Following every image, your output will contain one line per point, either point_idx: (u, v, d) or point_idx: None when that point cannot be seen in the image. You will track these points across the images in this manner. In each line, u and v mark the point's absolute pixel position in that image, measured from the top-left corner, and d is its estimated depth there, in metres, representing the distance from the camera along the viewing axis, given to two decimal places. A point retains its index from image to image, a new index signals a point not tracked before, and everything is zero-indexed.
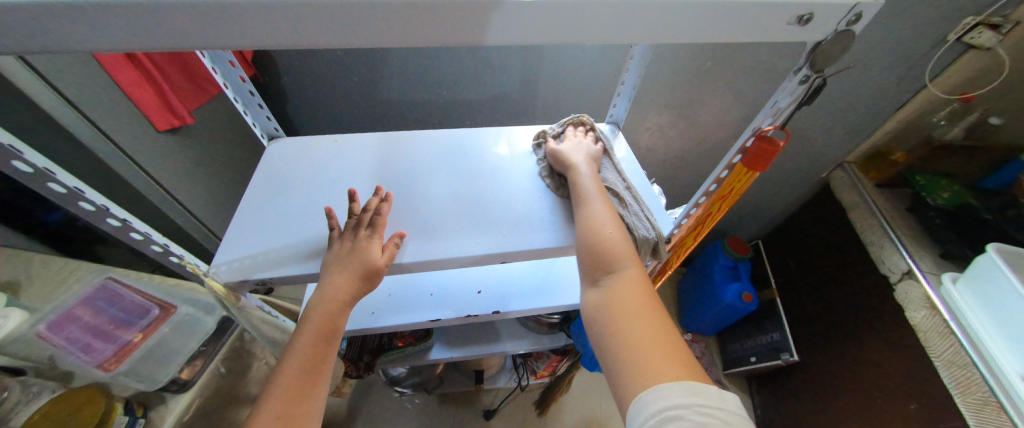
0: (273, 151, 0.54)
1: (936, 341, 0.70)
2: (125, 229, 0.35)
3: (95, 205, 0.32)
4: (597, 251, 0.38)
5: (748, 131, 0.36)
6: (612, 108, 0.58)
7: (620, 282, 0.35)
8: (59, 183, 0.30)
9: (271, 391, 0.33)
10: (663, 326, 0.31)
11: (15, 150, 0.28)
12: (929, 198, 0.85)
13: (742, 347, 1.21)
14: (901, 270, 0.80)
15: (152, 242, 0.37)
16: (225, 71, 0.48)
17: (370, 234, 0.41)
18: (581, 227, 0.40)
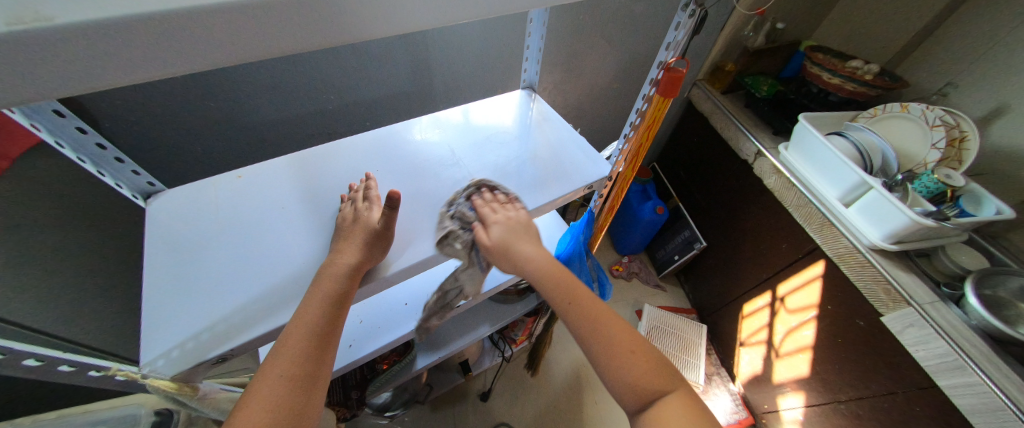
0: (155, 211, 0.40)
1: (786, 194, 0.94)
2: (13, 358, 0.25)
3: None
4: (632, 386, 0.34)
5: (656, 65, 0.39)
6: (524, 73, 0.62)
7: (660, 411, 0.33)
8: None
9: (250, 395, 0.29)
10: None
11: None
12: (756, 93, 1.09)
13: (666, 251, 1.43)
14: (753, 151, 1.04)
15: (57, 362, 0.28)
16: (51, 124, 0.36)
17: (369, 204, 0.40)
18: (599, 356, 0.35)
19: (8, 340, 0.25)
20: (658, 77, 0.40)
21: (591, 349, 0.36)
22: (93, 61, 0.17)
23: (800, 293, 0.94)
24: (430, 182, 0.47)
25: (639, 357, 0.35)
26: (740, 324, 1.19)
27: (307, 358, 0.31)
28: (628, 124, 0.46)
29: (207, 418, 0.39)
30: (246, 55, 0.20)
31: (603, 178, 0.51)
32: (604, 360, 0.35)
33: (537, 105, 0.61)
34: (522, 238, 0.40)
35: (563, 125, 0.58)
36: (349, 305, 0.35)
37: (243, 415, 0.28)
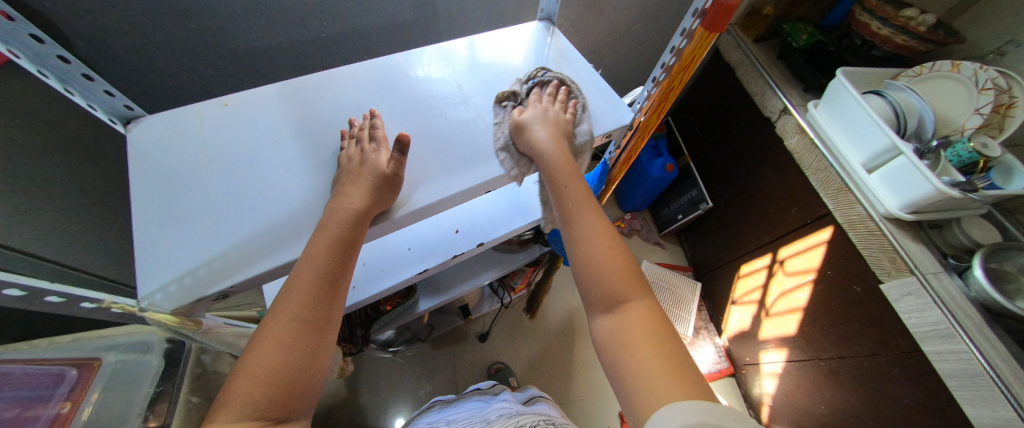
0: (137, 138, 0.37)
1: (807, 156, 0.90)
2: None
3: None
4: (597, 281, 0.35)
5: None
6: (542, 1, 0.54)
7: (623, 317, 0.32)
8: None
9: (263, 329, 0.29)
10: (669, 352, 0.30)
11: None
12: (793, 42, 0.98)
13: (670, 209, 1.41)
14: (779, 108, 0.97)
15: (43, 293, 0.27)
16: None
17: (376, 146, 0.37)
18: (574, 248, 0.37)
19: None
20: (704, 7, 0.33)
21: (568, 224, 0.38)
22: None
23: (802, 257, 0.94)
24: (434, 121, 0.43)
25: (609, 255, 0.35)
26: (735, 284, 1.22)
27: (318, 298, 0.30)
28: (659, 66, 0.40)
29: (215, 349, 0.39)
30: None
31: (623, 127, 0.47)
32: (580, 251, 0.36)
33: (556, 39, 0.54)
34: (540, 124, 0.42)
35: (583, 65, 0.52)
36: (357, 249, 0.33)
37: (258, 349, 0.28)
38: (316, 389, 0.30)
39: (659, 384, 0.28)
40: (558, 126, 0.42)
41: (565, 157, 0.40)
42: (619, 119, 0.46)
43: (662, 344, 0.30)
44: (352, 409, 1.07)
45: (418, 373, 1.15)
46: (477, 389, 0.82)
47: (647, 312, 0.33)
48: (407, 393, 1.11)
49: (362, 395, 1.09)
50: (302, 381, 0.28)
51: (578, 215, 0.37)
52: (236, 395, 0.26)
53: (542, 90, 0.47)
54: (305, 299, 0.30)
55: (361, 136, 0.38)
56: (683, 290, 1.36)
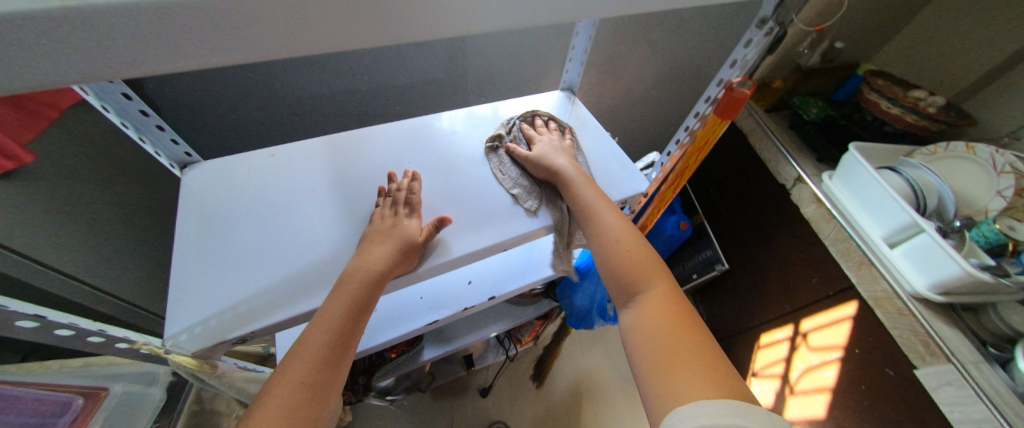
0: (190, 180, 0.41)
1: (824, 226, 0.89)
2: (46, 328, 0.28)
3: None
4: (623, 273, 0.39)
5: (717, 82, 0.36)
6: (565, 74, 0.60)
7: (648, 304, 0.37)
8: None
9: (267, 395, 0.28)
10: (693, 337, 0.33)
11: None
12: (804, 114, 1.02)
13: (685, 268, 1.36)
14: (793, 177, 0.98)
15: (86, 334, 0.30)
16: (99, 88, 0.36)
17: (409, 212, 0.40)
18: (597, 245, 0.41)
19: (41, 311, 0.27)
20: (717, 96, 0.37)
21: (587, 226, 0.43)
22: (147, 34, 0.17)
23: (825, 331, 0.89)
24: (459, 180, 0.46)
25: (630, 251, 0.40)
26: (756, 353, 1.15)
27: (325, 361, 0.31)
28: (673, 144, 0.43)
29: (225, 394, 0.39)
30: (298, 47, 0.20)
31: (638, 194, 0.48)
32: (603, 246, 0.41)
33: (577, 109, 0.58)
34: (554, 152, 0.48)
35: (601, 133, 0.55)
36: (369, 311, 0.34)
37: (257, 417, 0.27)
38: None
39: (687, 370, 0.30)
40: (570, 154, 0.48)
41: (584, 174, 0.46)
42: (634, 187, 0.48)
43: (687, 327, 0.34)
44: None
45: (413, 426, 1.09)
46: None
47: (668, 297, 0.37)
48: None
49: None
50: None
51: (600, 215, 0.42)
52: None
53: (535, 126, 0.53)
54: (311, 356, 0.30)
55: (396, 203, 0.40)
56: None
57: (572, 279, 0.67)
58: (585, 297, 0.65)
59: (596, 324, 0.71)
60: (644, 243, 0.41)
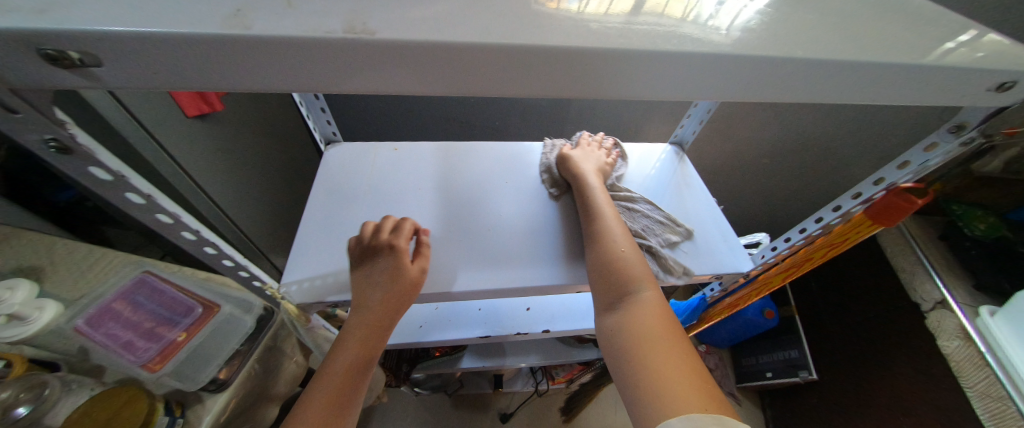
0: (330, 157, 0.48)
1: (971, 372, 0.70)
2: (218, 255, 0.36)
3: (172, 219, 0.32)
4: (611, 272, 0.38)
5: (876, 180, 0.33)
6: (678, 129, 0.58)
7: (633, 306, 0.35)
8: (137, 194, 0.29)
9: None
10: (680, 347, 0.31)
11: (136, 186, 0.29)
12: (965, 229, 0.83)
13: (759, 362, 1.19)
14: (934, 299, 0.80)
15: (239, 268, 0.38)
16: None
17: (394, 237, 0.37)
18: (592, 247, 0.40)
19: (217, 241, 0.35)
20: (874, 197, 0.33)
21: (590, 232, 0.42)
22: (383, 63, 0.19)
23: None
24: (550, 211, 0.47)
25: (625, 256, 0.38)
26: None
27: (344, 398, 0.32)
28: (799, 231, 0.38)
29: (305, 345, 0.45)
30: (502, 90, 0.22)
31: (738, 274, 0.44)
32: (598, 254, 0.40)
33: (685, 166, 0.55)
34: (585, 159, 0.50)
35: (706, 197, 0.51)
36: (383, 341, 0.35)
37: None
38: None
39: (670, 387, 0.28)
40: (599, 169, 0.50)
41: (603, 188, 0.46)
42: (734, 265, 0.44)
43: (672, 334, 0.32)
44: None
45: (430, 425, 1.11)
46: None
47: (654, 305, 0.35)
48: None
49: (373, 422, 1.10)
50: None
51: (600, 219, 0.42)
52: None
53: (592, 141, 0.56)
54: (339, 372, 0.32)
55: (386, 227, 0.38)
56: None
57: None
58: None
59: None
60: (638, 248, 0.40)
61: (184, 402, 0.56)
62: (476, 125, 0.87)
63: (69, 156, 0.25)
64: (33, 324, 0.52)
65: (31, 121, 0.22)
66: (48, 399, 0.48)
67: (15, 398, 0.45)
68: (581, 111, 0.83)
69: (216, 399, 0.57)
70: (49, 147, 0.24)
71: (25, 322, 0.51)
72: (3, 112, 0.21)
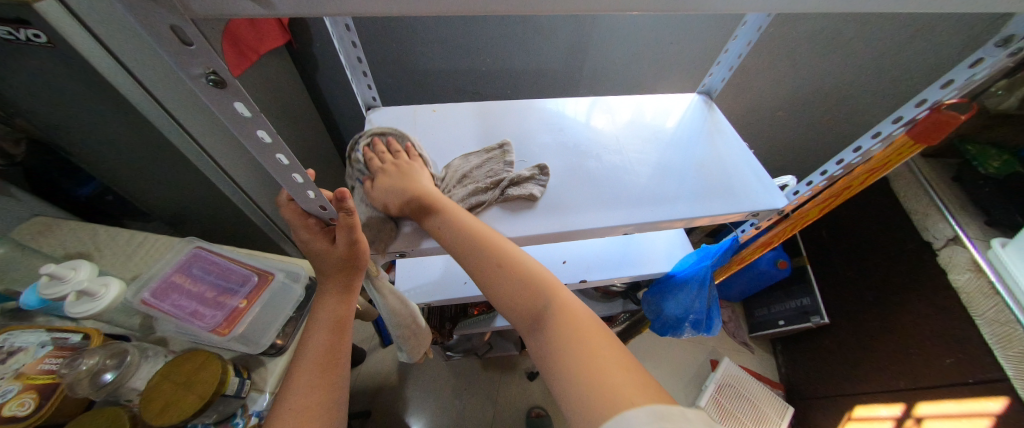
0: (372, 120, 0.53)
1: (980, 301, 0.74)
2: (319, 200, 0.35)
3: (290, 160, 0.29)
4: (510, 292, 0.38)
5: (919, 101, 0.35)
6: (707, 77, 0.58)
7: (545, 323, 0.35)
8: (266, 131, 0.27)
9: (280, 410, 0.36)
10: (601, 347, 0.33)
11: (259, 121, 0.26)
12: (979, 168, 0.85)
13: (771, 311, 1.25)
14: (946, 236, 0.83)
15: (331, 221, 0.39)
16: (339, 35, 0.48)
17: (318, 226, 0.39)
18: (477, 273, 0.39)
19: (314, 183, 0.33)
20: (915, 118, 0.35)
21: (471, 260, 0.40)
22: None
23: (953, 422, 0.74)
24: (587, 162, 0.50)
25: (513, 273, 0.38)
26: (843, 424, 1.01)
27: (319, 386, 0.38)
28: (835, 162, 0.41)
29: (373, 295, 0.52)
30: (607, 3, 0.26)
31: (773, 211, 0.46)
32: (489, 284, 0.39)
33: (715, 114, 0.57)
34: (405, 183, 0.44)
35: (737, 141, 0.53)
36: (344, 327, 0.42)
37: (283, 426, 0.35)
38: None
39: (603, 392, 0.29)
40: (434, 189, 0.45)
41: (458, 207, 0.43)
42: (772, 200, 0.46)
43: (590, 338, 0.34)
44: (397, 397, 1.14)
45: (462, 386, 1.18)
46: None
47: (564, 309, 0.36)
48: (447, 403, 1.14)
49: (408, 386, 1.17)
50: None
51: (470, 243, 0.40)
52: None
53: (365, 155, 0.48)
54: (303, 372, 0.38)
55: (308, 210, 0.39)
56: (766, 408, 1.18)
57: (664, 285, 0.67)
58: (673, 305, 0.65)
59: (683, 334, 0.69)
60: (523, 262, 0.39)
61: (247, 366, 0.58)
62: (493, 92, 0.88)
63: (221, 90, 0.24)
64: (102, 300, 0.55)
65: (202, 54, 0.22)
66: (131, 365, 0.51)
67: (101, 364, 0.49)
68: (596, 72, 0.84)
69: (275, 362, 0.58)
70: (208, 81, 0.24)
71: (95, 297, 0.54)
72: (178, 45, 0.22)
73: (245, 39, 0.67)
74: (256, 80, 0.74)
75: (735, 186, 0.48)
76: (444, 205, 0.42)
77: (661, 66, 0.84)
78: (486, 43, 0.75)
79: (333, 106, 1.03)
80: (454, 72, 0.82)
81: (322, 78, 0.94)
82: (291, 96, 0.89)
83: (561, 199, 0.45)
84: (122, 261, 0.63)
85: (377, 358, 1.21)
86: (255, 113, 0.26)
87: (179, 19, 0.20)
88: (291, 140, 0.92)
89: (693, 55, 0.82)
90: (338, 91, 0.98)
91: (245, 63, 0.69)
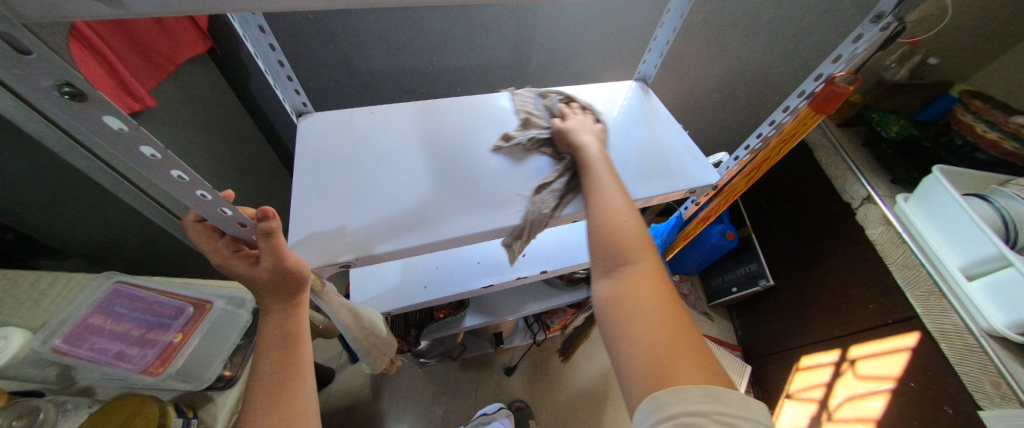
0: (304, 128, 0.50)
1: (891, 250, 0.84)
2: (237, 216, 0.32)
3: (190, 175, 0.26)
4: (610, 242, 0.38)
5: (819, 74, 0.38)
6: (641, 64, 0.61)
7: (632, 280, 0.36)
8: (152, 145, 0.24)
9: None
10: (670, 313, 0.34)
11: (140, 134, 0.23)
12: (882, 131, 0.96)
13: (725, 280, 1.34)
14: (861, 196, 0.93)
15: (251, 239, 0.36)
16: (254, 38, 0.44)
17: (231, 252, 0.35)
18: (598, 216, 0.39)
19: (222, 194, 0.29)
20: (814, 91, 0.38)
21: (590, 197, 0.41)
22: None
23: (879, 360, 0.85)
24: (532, 154, 0.50)
25: (627, 225, 0.38)
26: (792, 375, 1.11)
27: (278, 410, 0.37)
28: (755, 136, 0.44)
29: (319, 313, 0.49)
30: None
31: (708, 186, 0.49)
32: (597, 219, 0.39)
33: (650, 99, 0.59)
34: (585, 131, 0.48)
35: (672, 123, 0.56)
36: (298, 349, 0.39)
37: None
38: None
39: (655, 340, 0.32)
40: (597, 135, 0.49)
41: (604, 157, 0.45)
42: (706, 175, 0.49)
43: (667, 301, 0.35)
44: (373, 412, 1.10)
45: (440, 391, 1.17)
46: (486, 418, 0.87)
47: (651, 276, 0.36)
48: (426, 411, 1.13)
49: (383, 400, 1.13)
50: None
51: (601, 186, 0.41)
52: None
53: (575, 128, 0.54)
54: (258, 399, 0.37)
55: (221, 230, 0.35)
56: (728, 370, 1.26)
57: None
58: None
59: None
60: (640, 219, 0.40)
61: (193, 404, 0.53)
62: (441, 91, 0.87)
63: (83, 104, 0.21)
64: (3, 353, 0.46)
65: (45, 62, 0.19)
66: (46, 423, 0.45)
67: (8, 426, 0.42)
68: (542, 65, 0.85)
69: (226, 396, 0.54)
70: (61, 93, 0.20)
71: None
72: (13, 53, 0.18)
73: (154, 47, 0.60)
74: (172, 93, 0.68)
75: (676, 167, 0.50)
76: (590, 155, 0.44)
77: (602, 56, 0.87)
78: (428, 41, 0.74)
79: (270, 115, 0.96)
80: (398, 72, 0.80)
81: (254, 87, 0.87)
82: (220, 107, 0.82)
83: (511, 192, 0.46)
84: (27, 307, 0.55)
85: (348, 375, 1.15)
86: (132, 125, 0.23)
87: (7, 24, 0.17)
88: (223, 155, 0.85)
89: (631, 43, 0.85)
90: (274, 100, 0.92)
91: (160, 75, 0.63)
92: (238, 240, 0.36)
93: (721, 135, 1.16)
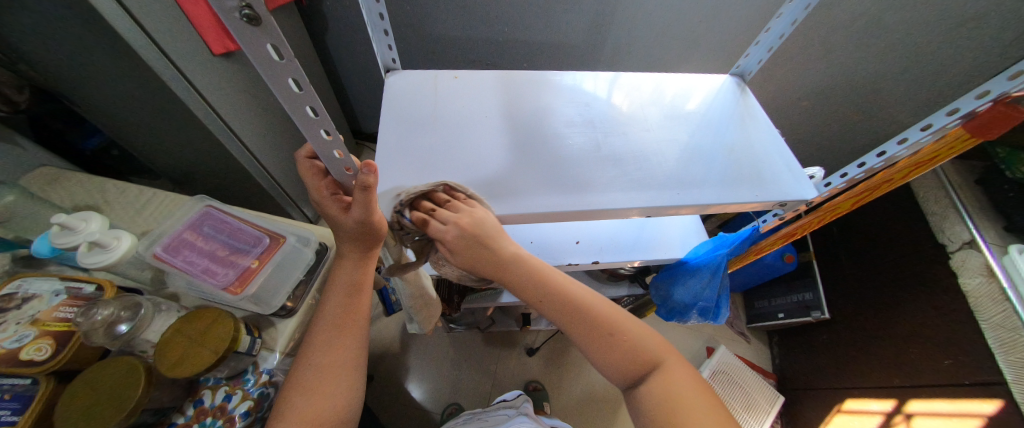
0: (391, 84, 0.51)
1: (988, 306, 0.74)
2: (342, 160, 0.33)
3: (320, 113, 0.28)
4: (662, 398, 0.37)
5: (986, 92, 0.34)
6: (743, 58, 0.55)
7: (673, 398, 0.37)
8: (297, 79, 0.25)
9: (303, 366, 0.38)
10: None
11: (291, 67, 0.25)
12: (1008, 172, 0.81)
13: (772, 304, 1.26)
14: (962, 240, 0.82)
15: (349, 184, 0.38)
16: None
17: (333, 194, 0.38)
18: (614, 370, 0.38)
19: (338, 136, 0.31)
20: (979, 110, 0.34)
21: (601, 346, 0.39)
22: None
23: (942, 420, 0.76)
24: (614, 141, 0.48)
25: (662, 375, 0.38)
26: (831, 416, 1.04)
27: (338, 344, 0.40)
28: (878, 154, 0.39)
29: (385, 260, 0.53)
30: None
31: (802, 202, 0.45)
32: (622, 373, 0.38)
33: (746, 97, 0.54)
34: (487, 243, 0.39)
35: (769, 127, 0.51)
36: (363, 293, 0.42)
37: (302, 391, 0.37)
38: (358, 386, 0.40)
39: None
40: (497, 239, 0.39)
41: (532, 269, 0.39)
42: (804, 190, 0.45)
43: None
44: (399, 364, 1.18)
45: (463, 356, 1.22)
46: (504, 402, 0.88)
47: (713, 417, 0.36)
48: (448, 372, 1.18)
49: (410, 355, 1.20)
50: (342, 387, 0.39)
51: (612, 329, 0.39)
52: (296, 409, 0.36)
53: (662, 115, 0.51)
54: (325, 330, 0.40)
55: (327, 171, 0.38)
56: (759, 396, 1.20)
57: (675, 271, 0.67)
58: (684, 291, 0.65)
59: (688, 319, 0.70)
60: (675, 357, 0.39)
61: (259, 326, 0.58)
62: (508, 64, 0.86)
63: (255, 29, 0.22)
64: (114, 252, 0.54)
65: None
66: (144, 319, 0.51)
67: (115, 315, 0.48)
68: (618, 49, 0.81)
69: (286, 323, 0.59)
70: (241, 16, 0.22)
71: (107, 249, 0.53)
72: None
73: None
74: None
75: (772, 176, 0.46)
76: (569, 290, 0.39)
77: (683, 47, 0.81)
78: (506, 12, 0.72)
79: (342, 70, 1.00)
80: (470, 41, 0.80)
81: (331, 41, 0.90)
82: (302, 58, 0.86)
83: (590, 177, 0.44)
84: (133, 214, 0.62)
85: (381, 326, 1.23)
86: (288, 56, 0.24)
87: None
88: None
89: (720, 36, 0.79)
90: (347, 56, 0.95)
91: None
92: (337, 184, 0.38)
93: (800, 150, 1.06)
